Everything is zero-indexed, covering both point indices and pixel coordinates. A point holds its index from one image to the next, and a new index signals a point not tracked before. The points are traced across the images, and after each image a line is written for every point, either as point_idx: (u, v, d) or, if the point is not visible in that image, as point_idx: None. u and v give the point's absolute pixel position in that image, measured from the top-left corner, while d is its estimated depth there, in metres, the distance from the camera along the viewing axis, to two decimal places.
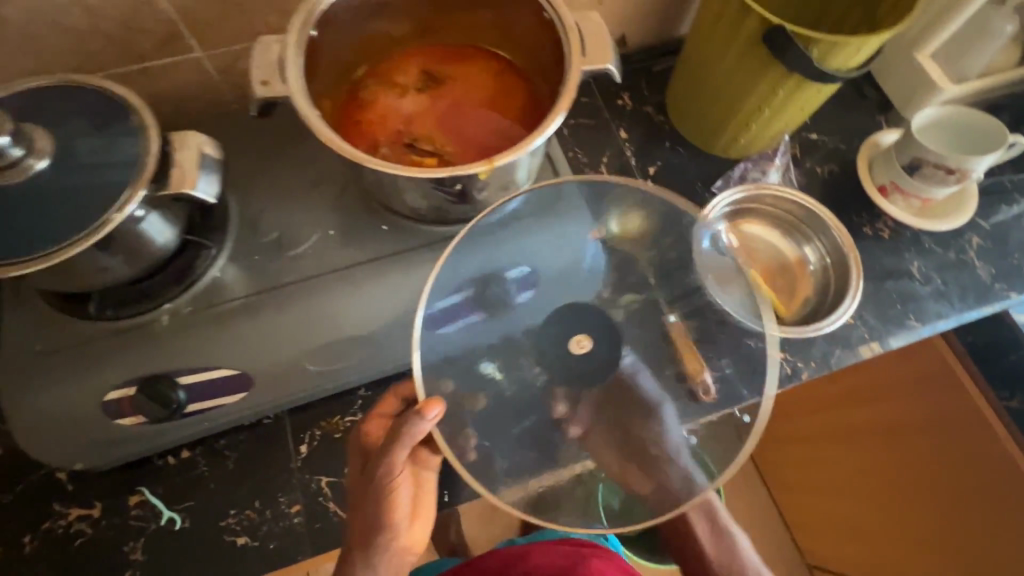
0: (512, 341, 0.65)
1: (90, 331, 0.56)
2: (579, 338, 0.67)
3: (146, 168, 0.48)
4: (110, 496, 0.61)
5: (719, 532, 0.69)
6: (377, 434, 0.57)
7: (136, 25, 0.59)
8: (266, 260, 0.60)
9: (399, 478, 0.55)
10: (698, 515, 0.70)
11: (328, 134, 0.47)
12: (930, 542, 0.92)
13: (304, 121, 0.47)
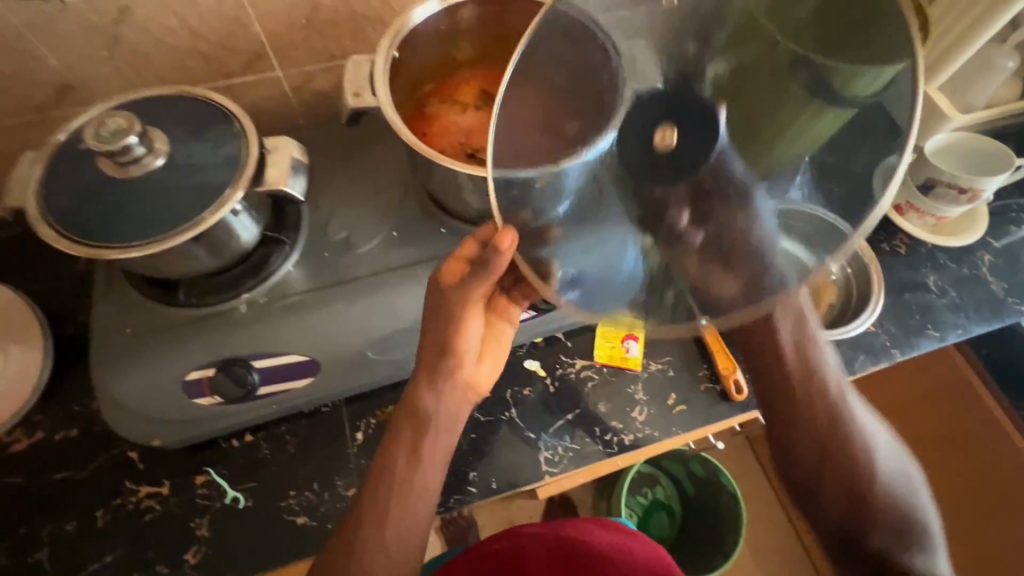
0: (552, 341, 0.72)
1: (176, 316, 0.60)
2: (662, 132, 0.52)
3: (247, 167, 0.54)
4: (178, 475, 0.65)
5: (812, 345, 0.56)
6: (455, 265, 0.56)
7: (230, 46, 0.67)
8: (335, 257, 0.65)
9: (469, 308, 0.57)
10: (799, 350, 0.56)
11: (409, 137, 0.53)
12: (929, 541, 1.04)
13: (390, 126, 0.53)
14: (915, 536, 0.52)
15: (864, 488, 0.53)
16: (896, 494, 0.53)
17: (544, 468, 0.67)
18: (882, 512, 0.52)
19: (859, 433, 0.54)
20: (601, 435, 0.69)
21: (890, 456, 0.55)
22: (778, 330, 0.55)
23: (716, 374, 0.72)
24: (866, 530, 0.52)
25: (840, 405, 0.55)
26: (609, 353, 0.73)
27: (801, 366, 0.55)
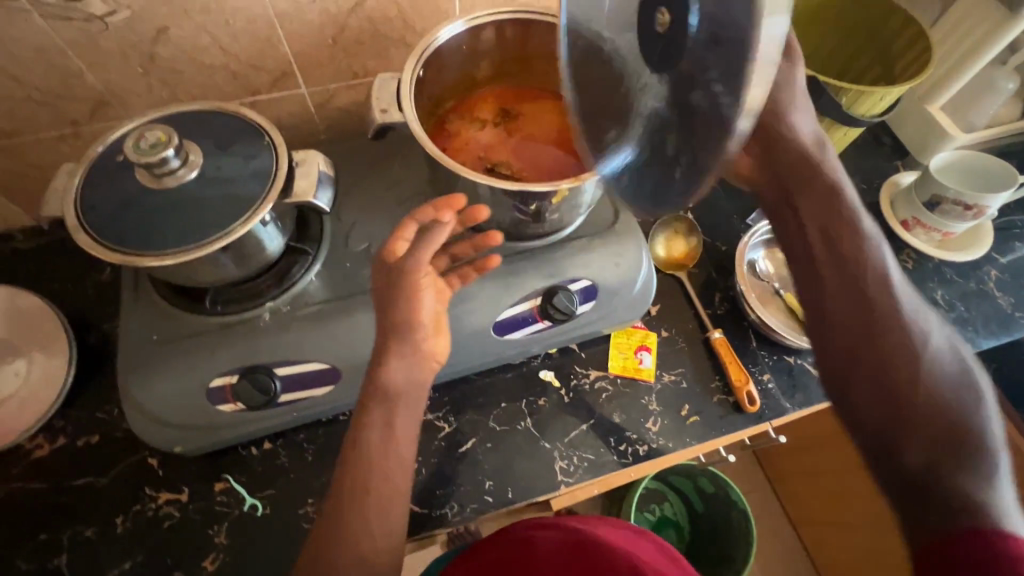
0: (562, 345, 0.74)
1: (201, 323, 0.62)
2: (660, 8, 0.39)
3: (277, 180, 0.56)
4: (197, 482, 0.65)
5: (850, 211, 0.47)
6: (404, 244, 0.54)
7: (258, 63, 0.69)
8: (356, 267, 0.67)
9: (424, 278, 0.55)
10: (841, 219, 0.47)
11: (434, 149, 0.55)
12: None
13: (416, 139, 0.55)
14: (981, 461, 0.39)
15: (915, 384, 0.41)
16: (955, 403, 0.41)
17: (559, 478, 0.68)
18: (940, 420, 0.40)
19: (908, 319, 0.43)
20: (615, 446, 0.70)
21: (953, 361, 0.43)
22: (817, 191, 0.48)
23: (729, 386, 0.74)
24: (921, 446, 0.40)
25: (884, 285, 0.45)
26: (623, 363, 0.75)
27: (845, 237, 0.46)
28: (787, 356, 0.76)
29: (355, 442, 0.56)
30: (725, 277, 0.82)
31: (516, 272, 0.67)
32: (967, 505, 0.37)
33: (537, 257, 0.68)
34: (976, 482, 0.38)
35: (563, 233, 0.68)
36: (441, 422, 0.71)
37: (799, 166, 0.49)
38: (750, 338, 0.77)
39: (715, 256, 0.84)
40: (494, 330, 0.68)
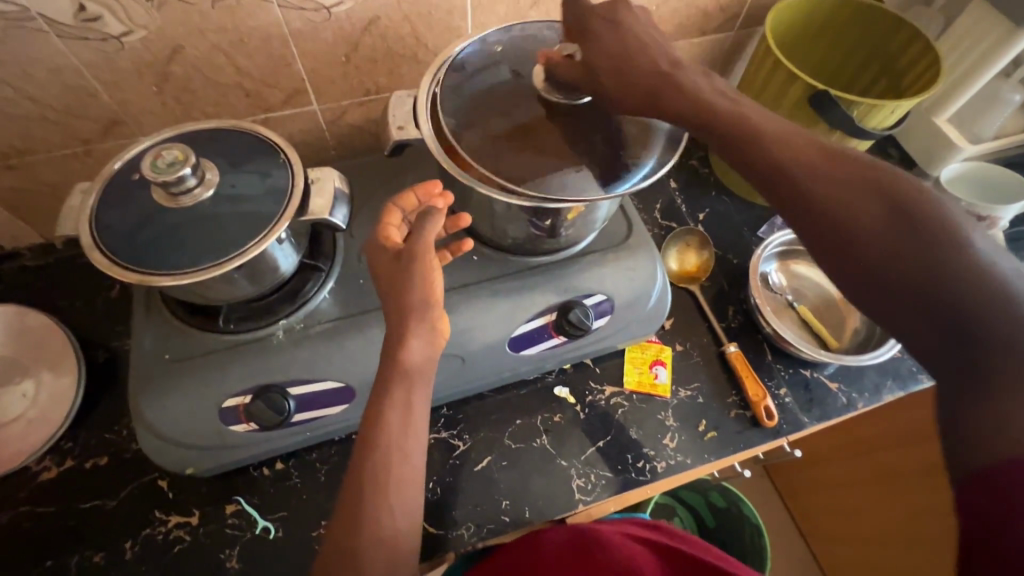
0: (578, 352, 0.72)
1: (214, 342, 0.61)
2: None
3: (294, 198, 0.56)
4: (208, 504, 0.64)
5: (767, 132, 0.51)
6: (398, 231, 0.53)
7: (271, 81, 0.70)
8: (370, 284, 0.67)
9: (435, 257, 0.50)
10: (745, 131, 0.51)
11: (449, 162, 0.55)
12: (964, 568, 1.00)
13: (431, 153, 0.55)
14: (983, 304, 0.36)
15: (882, 263, 0.41)
16: (934, 257, 0.39)
17: (577, 496, 0.67)
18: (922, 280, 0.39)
19: (848, 203, 0.44)
20: (633, 463, 0.69)
21: (919, 213, 0.41)
22: (731, 122, 0.52)
23: (746, 400, 0.73)
24: (923, 319, 0.39)
25: (819, 181, 0.46)
26: (639, 379, 0.74)
27: (767, 157, 0.49)
28: (803, 369, 0.76)
29: (373, 429, 0.49)
30: (738, 290, 0.82)
31: (531, 288, 0.66)
32: (991, 367, 0.35)
33: (550, 271, 0.67)
34: (986, 333, 0.36)
35: (577, 248, 0.68)
36: (456, 439, 0.70)
37: (708, 116, 0.53)
38: (766, 351, 0.77)
39: (727, 269, 0.83)
40: (509, 346, 0.68)
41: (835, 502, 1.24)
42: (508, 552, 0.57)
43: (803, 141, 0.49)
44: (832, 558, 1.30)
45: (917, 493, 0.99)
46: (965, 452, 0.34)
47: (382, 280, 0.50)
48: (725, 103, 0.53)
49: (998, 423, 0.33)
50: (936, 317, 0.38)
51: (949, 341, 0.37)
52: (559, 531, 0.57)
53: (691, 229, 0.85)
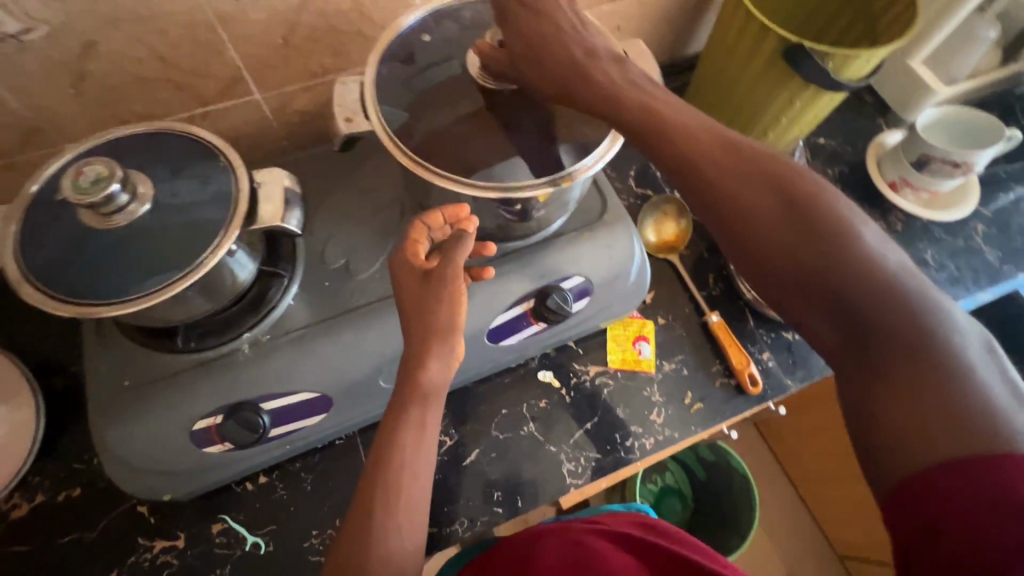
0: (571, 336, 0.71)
1: (176, 363, 0.58)
2: None
3: (241, 205, 0.51)
4: (193, 526, 0.62)
5: (671, 115, 0.46)
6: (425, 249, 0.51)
7: (204, 72, 0.63)
8: (336, 285, 0.63)
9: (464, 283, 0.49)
10: (649, 120, 0.46)
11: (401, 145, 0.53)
12: None
13: (381, 137, 0.53)
14: (879, 303, 0.37)
15: (786, 262, 0.40)
16: (832, 256, 0.38)
17: (568, 481, 0.67)
18: (825, 281, 0.38)
19: (753, 199, 0.42)
20: (621, 441, 0.69)
21: (817, 207, 0.40)
22: (641, 108, 0.47)
23: (730, 368, 0.73)
24: (827, 318, 0.39)
25: (723, 172, 0.43)
26: (624, 356, 0.73)
27: (672, 147, 0.45)
28: (785, 332, 0.75)
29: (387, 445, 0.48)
30: (717, 256, 0.80)
31: (506, 274, 0.64)
32: (891, 366, 0.36)
33: (525, 256, 0.64)
34: (885, 332, 0.36)
35: (552, 228, 0.65)
36: (442, 435, 0.68)
37: (612, 102, 0.48)
38: (747, 317, 0.76)
39: (705, 235, 0.82)
40: (487, 338, 0.65)
41: (818, 446, 1.28)
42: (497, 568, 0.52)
43: (704, 125, 0.46)
44: (817, 495, 1.36)
45: None
46: (880, 452, 0.35)
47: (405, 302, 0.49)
48: (637, 90, 0.48)
49: (913, 423, 0.34)
50: (840, 316, 0.38)
51: (852, 341, 0.38)
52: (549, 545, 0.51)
53: (668, 196, 0.82)
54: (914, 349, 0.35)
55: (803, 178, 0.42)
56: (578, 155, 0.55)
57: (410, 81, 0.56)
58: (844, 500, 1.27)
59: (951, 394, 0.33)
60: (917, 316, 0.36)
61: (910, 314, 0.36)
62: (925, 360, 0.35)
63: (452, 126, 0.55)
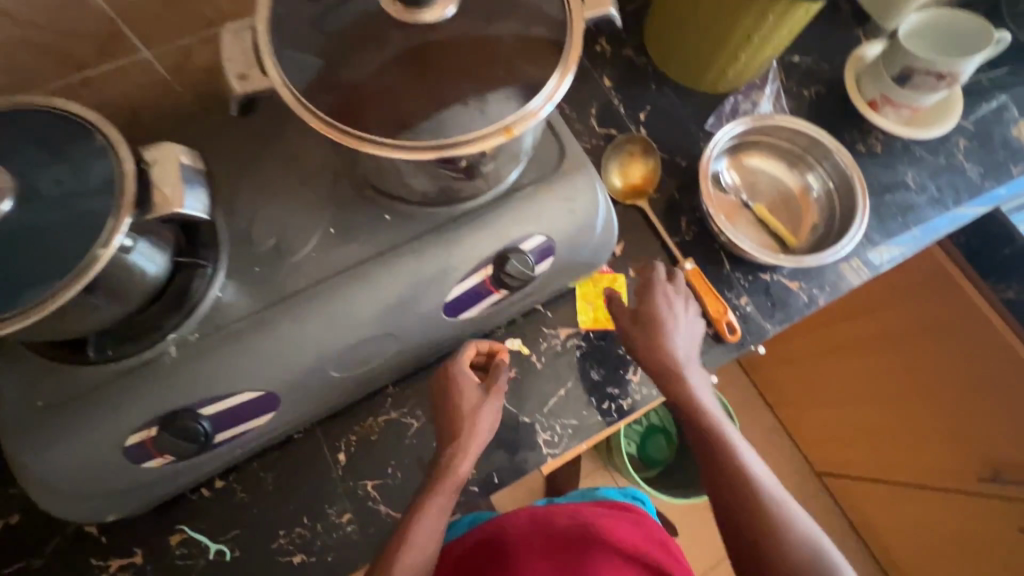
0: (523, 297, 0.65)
1: (93, 376, 0.51)
2: None
3: (127, 190, 0.43)
4: (150, 540, 0.58)
5: (671, 333, 0.61)
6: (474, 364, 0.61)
7: (70, 28, 0.52)
8: (268, 270, 0.56)
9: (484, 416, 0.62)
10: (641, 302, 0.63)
11: (313, 108, 0.46)
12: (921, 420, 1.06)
13: (285, 101, 0.46)
14: (785, 513, 0.53)
15: (727, 475, 0.56)
16: (745, 479, 0.55)
17: (544, 451, 0.65)
18: (755, 500, 0.54)
19: (694, 394, 0.59)
20: (596, 403, 0.66)
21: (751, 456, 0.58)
22: (651, 315, 0.62)
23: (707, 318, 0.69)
24: (753, 531, 0.52)
25: (688, 394, 0.60)
26: (593, 316, 0.69)
27: (660, 364, 0.60)
28: (763, 274, 0.71)
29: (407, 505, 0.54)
30: (689, 197, 0.75)
31: (460, 241, 0.57)
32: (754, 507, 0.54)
33: (478, 219, 0.58)
34: (789, 540, 0.51)
35: (507, 183, 0.59)
36: (408, 417, 0.64)
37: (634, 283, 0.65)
38: (723, 261, 0.72)
39: (676, 174, 0.75)
40: (445, 312, 0.60)
41: (800, 374, 1.29)
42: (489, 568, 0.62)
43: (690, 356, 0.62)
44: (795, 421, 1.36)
45: (911, 349, 1.02)
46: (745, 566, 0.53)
47: (455, 390, 0.59)
48: (657, 293, 0.63)
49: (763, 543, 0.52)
50: (763, 525, 0.52)
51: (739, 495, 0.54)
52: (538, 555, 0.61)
53: (632, 135, 0.76)
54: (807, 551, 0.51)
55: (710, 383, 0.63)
56: (521, 99, 0.47)
57: (318, 24, 0.47)
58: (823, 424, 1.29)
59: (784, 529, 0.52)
60: (782, 504, 0.54)
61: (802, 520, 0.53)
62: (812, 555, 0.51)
63: (375, 76, 0.47)
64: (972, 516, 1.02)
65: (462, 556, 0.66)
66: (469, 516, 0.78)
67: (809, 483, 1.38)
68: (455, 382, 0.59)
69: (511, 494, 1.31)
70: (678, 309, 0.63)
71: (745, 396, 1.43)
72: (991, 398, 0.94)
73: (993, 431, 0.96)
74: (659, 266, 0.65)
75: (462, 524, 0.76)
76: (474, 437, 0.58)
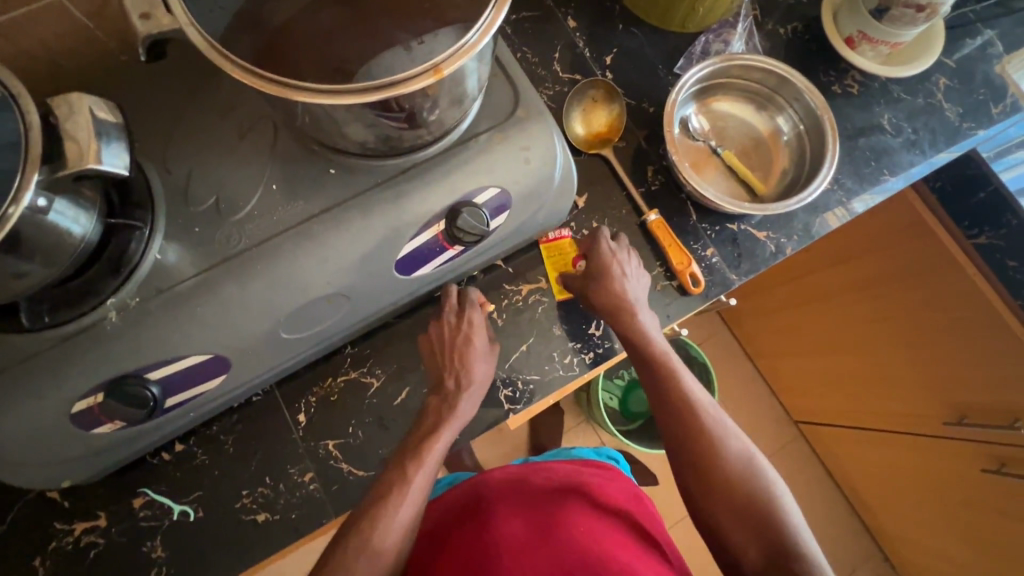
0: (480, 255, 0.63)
1: (31, 344, 0.49)
2: None
3: (33, 145, 0.40)
4: (113, 503, 0.59)
5: (621, 285, 0.61)
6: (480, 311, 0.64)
7: None
8: (208, 230, 0.53)
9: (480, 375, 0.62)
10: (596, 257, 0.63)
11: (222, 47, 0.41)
12: (897, 366, 1.07)
13: (190, 39, 0.41)
14: (729, 450, 0.55)
15: (676, 418, 0.57)
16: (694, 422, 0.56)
17: (506, 407, 0.65)
18: (699, 442, 0.55)
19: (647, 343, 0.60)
20: (558, 359, 0.66)
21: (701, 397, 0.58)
22: (601, 270, 0.62)
23: (672, 270, 0.68)
24: (702, 470, 0.54)
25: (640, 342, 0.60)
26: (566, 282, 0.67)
27: (616, 316, 0.61)
28: (730, 224, 0.70)
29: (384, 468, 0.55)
30: (656, 145, 0.72)
31: (406, 195, 0.55)
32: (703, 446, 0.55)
33: (427, 171, 0.55)
34: (730, 477, 0.53)
35: (459, 131, 0.56)
36: (368, 377, 0.64)
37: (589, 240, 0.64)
38: (690, 211, 0.70)
39: (643, 121, 0.72)
40: (398, 270, 0.58)
41: (778, 324, 1.29)
42: (461, 523, 0.62)
43: (642, 303, 0.62)
44: (774, 370, 1.38)
45: (892, 294, 1.01)
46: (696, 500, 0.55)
47: (472, 335, 0.61)
48: (603, 249, 0.63)
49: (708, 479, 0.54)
50: (708, 463, 0.54)
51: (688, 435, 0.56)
52: (510, 508, 0.62)
53: (595, 79, 0.72)
54: (746, 485, 0.53)
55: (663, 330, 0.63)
56: (458, 35, 0.43)
57: None
58: (799, 373, 1.31)
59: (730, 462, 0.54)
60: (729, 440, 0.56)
61: (744, 456, 0.55)
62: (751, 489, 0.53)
63: None
64: (947, 461, 1.04)
65: (438, 511, 0.67)
66: (445, 477, 0.80)
67: (785, 430, 1.41)
68: (472, 322, 0.62)
69: (494, 448, 1.34)
70: (624, 263, 0.63)
71: (724, 348, 1.44)
72: (967, 344, 0.93)
73: (963, 376, 0.96)
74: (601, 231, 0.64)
75: (440, 485, 0.79)
76: (477, 378, 0.60)
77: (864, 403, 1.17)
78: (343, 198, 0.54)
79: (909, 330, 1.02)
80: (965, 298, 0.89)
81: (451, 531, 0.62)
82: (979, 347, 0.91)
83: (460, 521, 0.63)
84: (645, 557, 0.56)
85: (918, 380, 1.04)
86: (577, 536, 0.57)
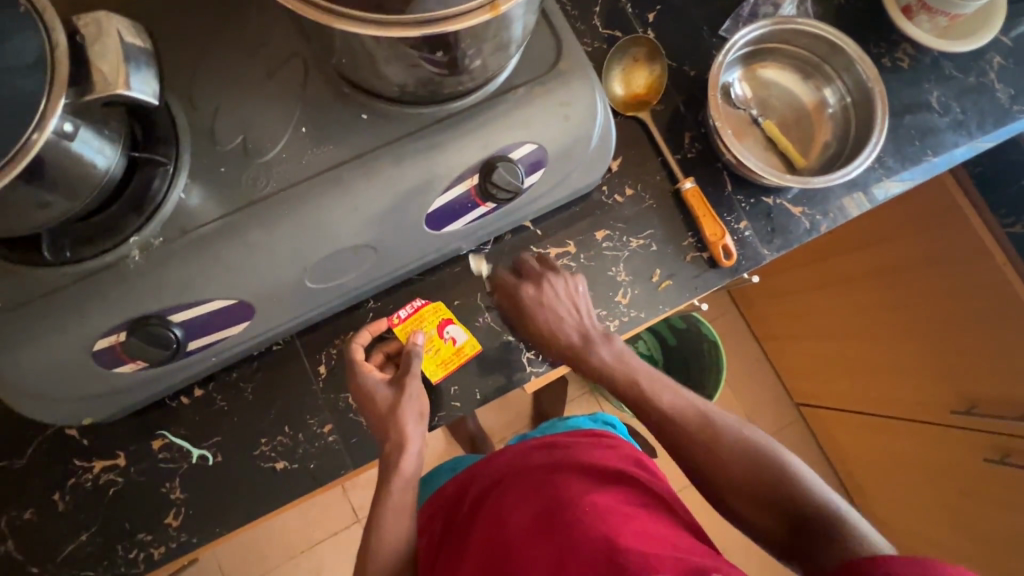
0: (492, 222, 0.61)
1: (52, 279, 0.48)
2: None
3: (60, 66, 0.38)
4: (132, 443, 0.59)
5: (560, 328, 0.61)
6: (386, 354, 0.61)
7: None
8: (234, 172, 0.51)
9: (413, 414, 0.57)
10: (524, 307, 0.62)
11: None
12: (902, 348, 1.07)
13: None
14: (721, 443, 0.54)
15: (662, 427, 0.57)
16: (674, 418, 0.56)
17: (527, 369, 0.65)
18: (687, 443, 0.55)
19: (602, 372, 0.59)
20: None
21: (680, 399, 0.58)
22: (537, 323, 0.61)
23: (703, 241, 0.66)
24: (718, 483, 0.54)
25: (596, 368, 0.60)
26: (439, 357, 0.62)
27: (577, 363, 0.61)
28: (766, 197, 0.68)
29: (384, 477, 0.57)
30: (696, 111, 0.69)
31: (439, 148, 0.53)
32: (689, 444, 0.55)
33: (463, 122, 0.53)
34: (735, 470, 0.53)
35: (497, 83, 0.53)
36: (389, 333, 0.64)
37: (512, 291, 0.62)
38: (726, 182, 0.68)
39: (683, 86, 0.69)
40: (427, 224, 0.57)
41: (789, 307, 1.29)
42: (474, 518, 0.57)
43: (586, 333, 0.61)
44: (781, 352, 1.38)
45: (913, 278, 1.00)
46: (707, 486, 0.54)
47: (405, 381, 0.58)
48: (527, 297, 0.61)
49: (711, 468, 0.54)
50: (703, 458, 0.54)
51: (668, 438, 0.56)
52: (511, 492, 0.56)
53: (638, 36, 0.69)
54: (769, 482, 0.52)
55: (615, 346, 0.60)
56: None
57: None
58: (805, 356, 1.31)
59: (726, 448, 0.54)
60: (717, 431, 0.55)
61: (750, 448, 0.54)
62: (777, 485, 0.51)
63: None
64: (951, 451, 1.05)
65: (446, 499, 0.64)
66: (450, 463, 0.81)
67: (786, 411, 1.42)
68: (410, 366, 0.58)
69: (498, 413, 1.35)
70: (552, 303, 0.61)
71: (734, 328, 1.44)
72: (986, 329, 0.92)
73: (979, 361, 0.95)
74: (501, 273, 0.64)
75: (445, 466, 0.80)
76: (409, 440, 0.56)
77: (872, 390, 1.17)
78: (377, 146, 0.52)
79: (927, 316, 1.00)
80: (983, 277, 0.89)
81: (463, 531, 0.57)
82: (993, 329, 0.91)
83: (473, 516, 0.57)
84: (663, 522, 0.50)
85: (931, 366, 1.04)
86: (584, 508, 0.50)
